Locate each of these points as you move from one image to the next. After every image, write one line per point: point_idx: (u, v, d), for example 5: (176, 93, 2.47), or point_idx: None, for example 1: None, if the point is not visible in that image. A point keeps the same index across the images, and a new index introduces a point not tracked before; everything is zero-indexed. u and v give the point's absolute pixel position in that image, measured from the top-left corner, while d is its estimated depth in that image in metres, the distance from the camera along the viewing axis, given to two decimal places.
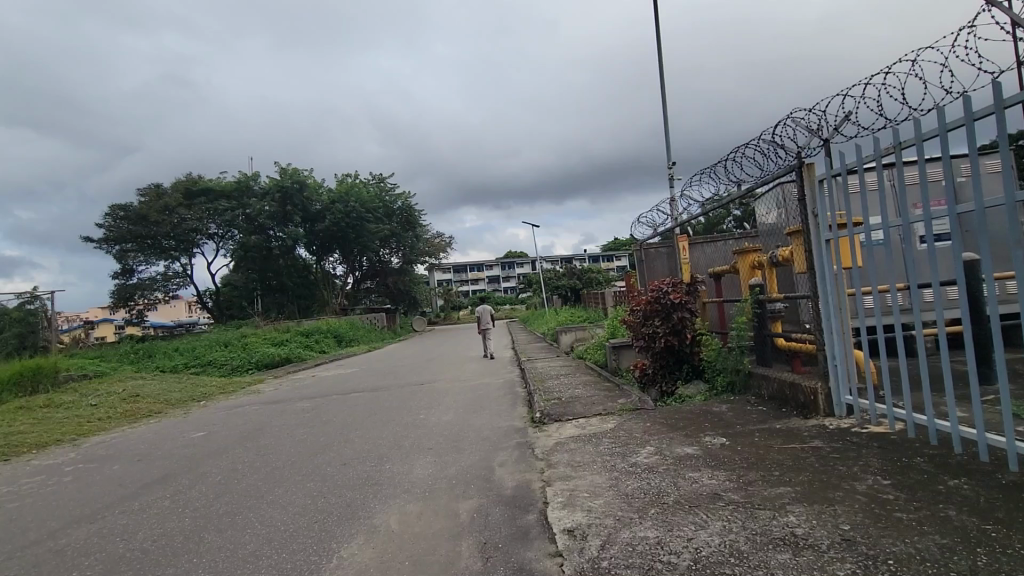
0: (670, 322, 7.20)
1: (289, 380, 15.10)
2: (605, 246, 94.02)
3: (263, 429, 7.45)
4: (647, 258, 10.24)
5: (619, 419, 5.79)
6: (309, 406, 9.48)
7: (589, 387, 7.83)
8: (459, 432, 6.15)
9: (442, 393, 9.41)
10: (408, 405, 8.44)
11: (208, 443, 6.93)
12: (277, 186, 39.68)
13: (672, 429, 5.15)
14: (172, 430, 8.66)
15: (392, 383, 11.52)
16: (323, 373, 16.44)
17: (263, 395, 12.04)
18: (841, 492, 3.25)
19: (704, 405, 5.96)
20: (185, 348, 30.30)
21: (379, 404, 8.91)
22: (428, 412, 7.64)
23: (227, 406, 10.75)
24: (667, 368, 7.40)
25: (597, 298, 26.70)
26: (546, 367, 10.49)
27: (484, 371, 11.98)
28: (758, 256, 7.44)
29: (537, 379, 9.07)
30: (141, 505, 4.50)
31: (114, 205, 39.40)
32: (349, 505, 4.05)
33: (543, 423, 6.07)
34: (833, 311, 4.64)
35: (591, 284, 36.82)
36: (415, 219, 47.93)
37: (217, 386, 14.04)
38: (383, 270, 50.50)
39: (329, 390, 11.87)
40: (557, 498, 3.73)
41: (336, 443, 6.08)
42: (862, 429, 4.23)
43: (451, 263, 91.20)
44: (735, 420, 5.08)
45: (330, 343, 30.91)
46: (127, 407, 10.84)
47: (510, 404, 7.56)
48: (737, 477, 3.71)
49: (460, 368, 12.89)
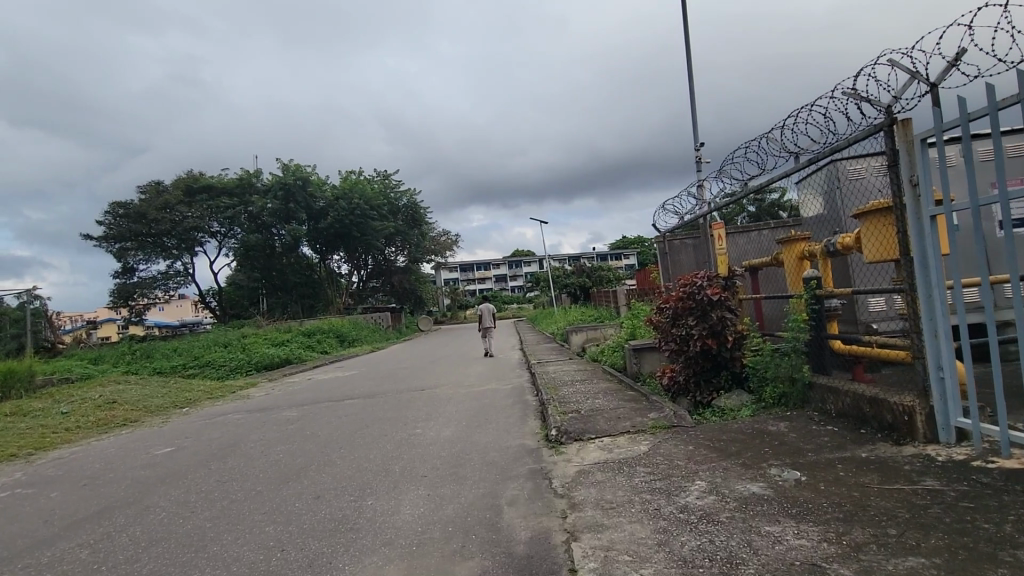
0: (707, 322, 6.19)
1: (283, 385, 14.18)
2: (613, 245, 92.93)
3: (236, 447, 6.49)
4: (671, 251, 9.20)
5: (653, 440, 4.77)
6: (294, 416, 8.52)
7: (610, 396, 6.81)
8: (460, 454, 5.15)
9: (443, 402, 8.43)
10: (403, 416, 7.47)
11: (171, 464, 5.98)
12: (279, 183, 38.97)
13: (724, 456, 4.13)
14: (140, 443, 7.73)
15: (390, 389, 10.56)
16: (320, 376, 15.52)
17: (251, 402, 11.10)
18: (1008, 571, 2.23)
19: (755, 423, 4.92)
20: (184, 349, 29.64)
21: (372, 414, 7.95)
22: (425, 425, 6.66)
23: (209, 416, 9.83)
24: (701, 376, 6.39)
25: (608, 296, 25.66)
26: (559, 372, 9.45)
27: (490, 375, 10.99)
28: (809, 246, 6.38)
29: (548, 386, 8.05)
30: (52, 560, 3.54)
31: (114, 203, 38.83)
32: (311, 565, 3.07)
33: (560, 445, 5.05)
34: (940, 309, 3.56)
35: (601, 282, 35.77)
36: (420, 217, 47.05)
37: (206, 391, 13.14)
38: (388, 269, 49.67)
39: (321, 396, 10.92)
40: (588, 564, 2.72)
41: (313, 468, 5.11)
42: (987, 464, 3.20)
43: (457, 262, 90.39)
44: (804, 447, 4.03)
45: (332, 343, 30.15)
46: (99, 417, 9.92)
47: (520, 417, 6.56)
48: (836, 536, 2.68)
49: (464, 372, 11.91)
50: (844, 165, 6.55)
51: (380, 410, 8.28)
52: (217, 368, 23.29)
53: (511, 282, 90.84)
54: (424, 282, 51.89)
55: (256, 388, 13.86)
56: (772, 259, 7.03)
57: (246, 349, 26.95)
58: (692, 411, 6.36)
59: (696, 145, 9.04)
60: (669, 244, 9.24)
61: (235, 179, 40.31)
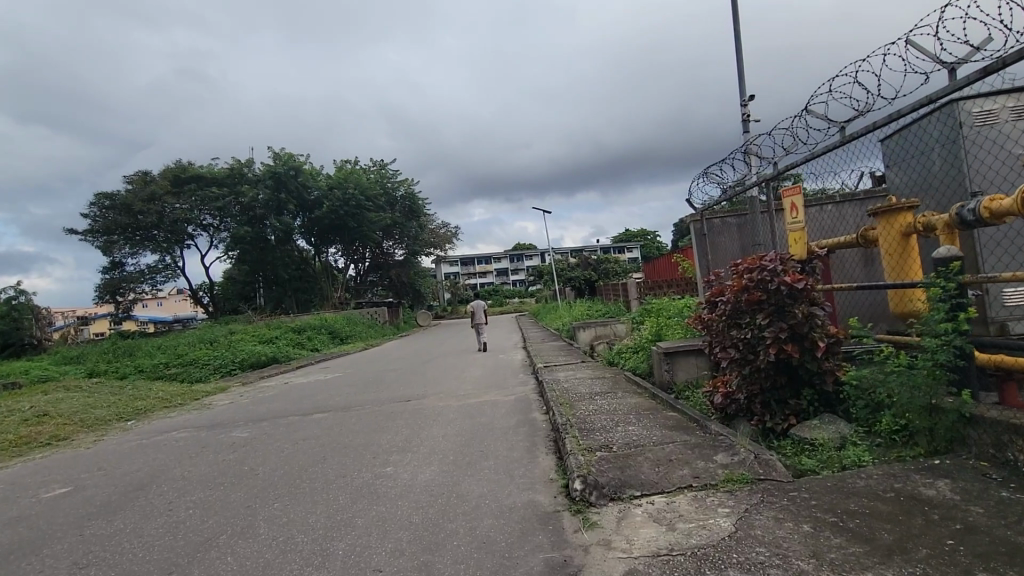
0: (786, 323, 4.44)
1: (255, 390, 12.46)
2: (617, 237, 91.34)
3: (143, 491, 4.79)
4: (712, 233, 7.52)
5: (737, 508, 3.09)
6: (245, 438, 6.82)
7: (646, 418, 5.14)
8: (441, 519, 3.47)
9: (430, 420, 6.76)
10: (375, 443, 5.78)
11: (42, 521, 4.29)
12: (270, 172, 37.22)
13: (877, 553, 2.46)
14: (43, 475, 6.07)
15: (370, 399, 8.90)
16: (300, 379, 13.80)
17: (208, 415, 9.36)
18: None
19: (891, 480, 3.24)
20: (168, 347, 28.04)
21: (338, 437, 6.27)
22: (400, 460, 4.95)
23: (149, 434, 8.11)
24: (771, 391, 4.70)
25: (616, 290, 23.96)
26: (573, 381, 7.73)
27: (489, 383, 9.28)
28: (926, 218, 4.64)
29: (562, 401, 6.38)
30: None
31: (99, 193, 37.18)
32: None
33: (590, 508, 3.38)
34: None
35: (609, 276, 33.95)
36: (419, 209, 45.32)
37: (163, 398, 11.40)
38: (387, 263, 48.00)
39: (289, 406, 9.23)
40: None
41: (219, 544, 3.41)
42: None
43: (458, 256, 88.64)
44: (1017, 543, 2.38)
45: (326, 341, 28.56)
46: (19, 436, 8.23)
47: (527, 449, 4.91)
48: None
49: (457, 378, 10.21)
50: (967, 106, 4.96)
51: (350, 431, 6.60)
52: (197, 368, 21.61)
53: (513, 276, 89.27)
54: (423, 276, 50.23)
55: (225, 394, 12.21)
56: (859, 237, 5.25)
57: (231, 347, 25.31)
58: (756, 439, 4.73)
59: (744, 99, 7.27)
60: (711, 221, 7.52)
61: (226, 169, 38.59)
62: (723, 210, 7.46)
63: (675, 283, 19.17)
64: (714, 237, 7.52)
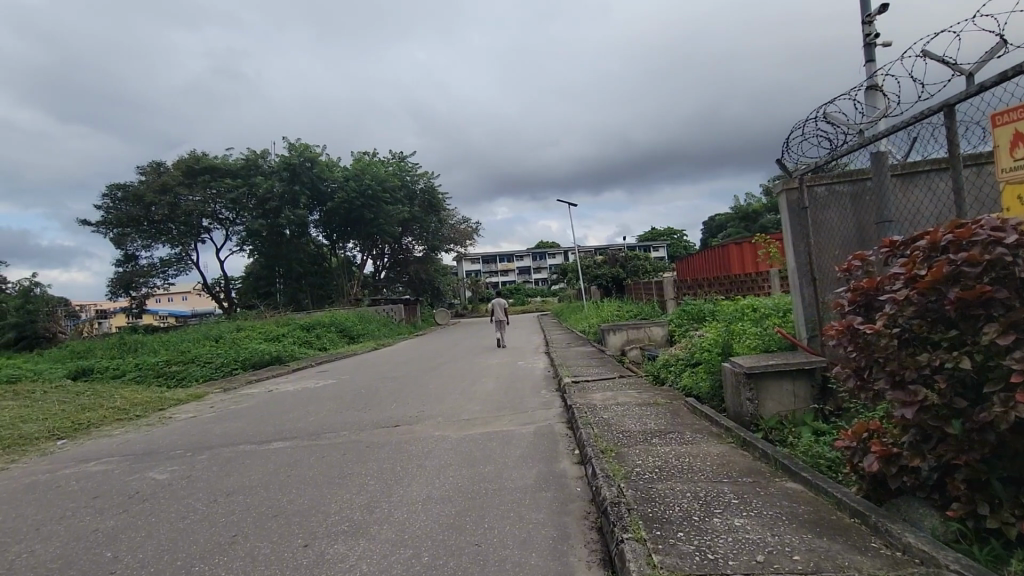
0: None
1: (230, 400, 10.62)
2: (642, 235, 88.62)
3: None
4: (815, 206, 5.43)
5: None
6: (162, 480, 4.94)
7: (755, 498, 3.05)
8: None
9: (417, 463, 4.80)
10: (322, 508, 3.83)
11: None
12: (286, 163, 35.84)
13: None
14: None
15: (353, 421, 6.98)
16: (288, 386, 11.94)
17: (153, 435, 7.53)
18: None
19: None
20: (174, 342, 26.77)
21: (278, 490, 4.33)
22: (341, 561, 2.97)
23: (64, 464, 6.28)
24: (994, 462, 2.67)
25: (649, 289, 21.72)
26: (615, 408, 5.69)
27: (502, 403, 7.26)
28: None
29: (606, 445, 4.37)
30: None
31: (113, 184, 36.19)
32: None
33: None
34: None
35: (638, 273, 31.50)
36: (439, 203, 43.61)
37: (119, 408, 9.63)
38: (405, 259, 46.34)
39: (253, 427, 7.35)
40: None
41: None
42: None
43: (479, 254, 86.85)
44: None
45: (337, 340, 26.98)
46: None
47: (557, 549, 2.92)
48: None
49: (467, 394, 8.24)
50: None
51: (302, 476, 4.68)
52: (196, 368, 20.05)
53: (536, 275, 87.17)
54: (443, 273, 48.56)
55: (195, 404, 10.42)
56: None
57: (236, 345, 23.75)
58: (959, 548, 2.73)
59: (871, 14, 5.11)
60: (812, 189, 5.47)
61: (241, 160, 37.31)
62: (831, 174, 5.37)
63: (719, 281, 17.02)
64: (819, 210, 5.42)
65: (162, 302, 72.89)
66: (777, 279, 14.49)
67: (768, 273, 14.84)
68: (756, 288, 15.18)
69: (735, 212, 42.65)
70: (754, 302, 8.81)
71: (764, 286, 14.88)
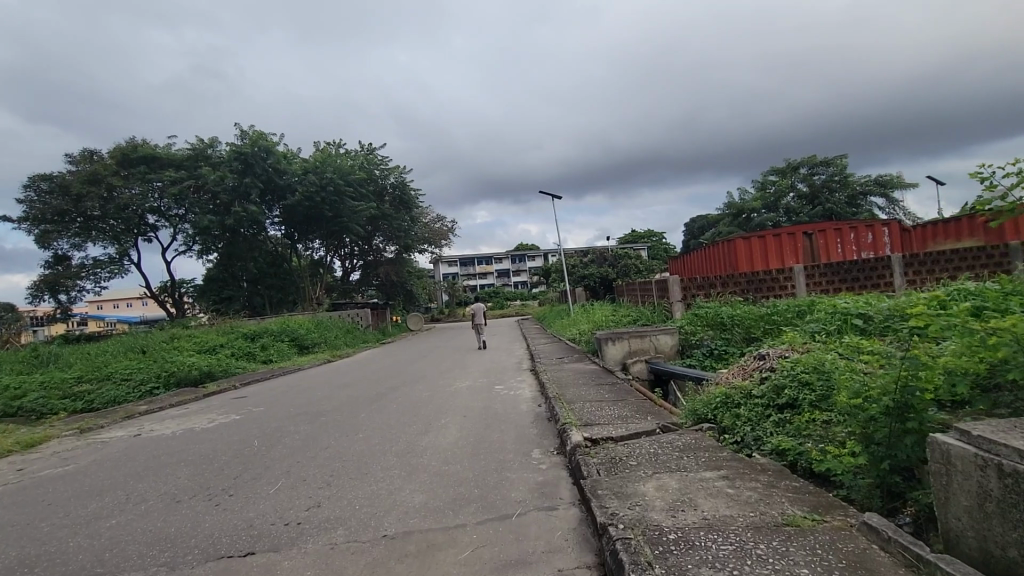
0: None
1: (65, 451, 7.12)
2: (625, 237, 86.03)
3: None
4: None
5: None
6: None
7: None
8: None
9: None
10: None
11: None
12: (235, 152, 31.73)
13: None
14: None
15: (179, 535, 3.62)
16: (169, 426, 8.41)
17: None
18: None
19: None
20: (92, 355, 22.68)
21: None
22: None
23: None
24: None
25: (647, 290, 18.63)
26: (716, 547, 2.50)
27: (462, 493, 3.96)
28: None
29: None
30: None
31: (35, 174, 31.37)
32: None
33: None
34: None
35: (629, 274, 28.38)
36: (410, 199, 39.97)
37: None
38: (375, 260, 42.64)
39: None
40: None
41: None
42: None
43: (456, 256, 83.37)
44: None
45: (285, 351, 23.32)
46: None
47: None
48: None
49: (414, 460, 4.95)
50: None
51: None
52: (102, 388, 16.22)
53: (515, 277, 84.27)
54: (415, 274, 44.96)
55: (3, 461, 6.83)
56: None
57: (161, 357, 19.86)
58: None
59: None
60: None
61: (187, 151, 33.14)
62: None
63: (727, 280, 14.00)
64: None
65: (116, 307, 67.74)
66: (803, 276, 11.55)
67: (790, 268, 11.86)
68: (776, 288, 12.07)
69: (727, 209, 39.90)
70: (874, 313, 5.60)
71: (786, 286, 11.85)
